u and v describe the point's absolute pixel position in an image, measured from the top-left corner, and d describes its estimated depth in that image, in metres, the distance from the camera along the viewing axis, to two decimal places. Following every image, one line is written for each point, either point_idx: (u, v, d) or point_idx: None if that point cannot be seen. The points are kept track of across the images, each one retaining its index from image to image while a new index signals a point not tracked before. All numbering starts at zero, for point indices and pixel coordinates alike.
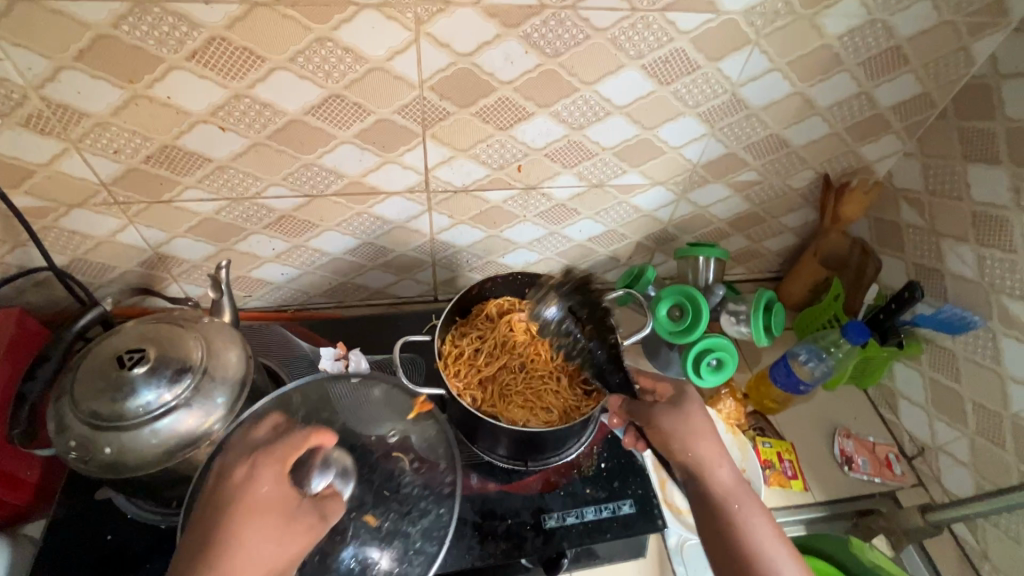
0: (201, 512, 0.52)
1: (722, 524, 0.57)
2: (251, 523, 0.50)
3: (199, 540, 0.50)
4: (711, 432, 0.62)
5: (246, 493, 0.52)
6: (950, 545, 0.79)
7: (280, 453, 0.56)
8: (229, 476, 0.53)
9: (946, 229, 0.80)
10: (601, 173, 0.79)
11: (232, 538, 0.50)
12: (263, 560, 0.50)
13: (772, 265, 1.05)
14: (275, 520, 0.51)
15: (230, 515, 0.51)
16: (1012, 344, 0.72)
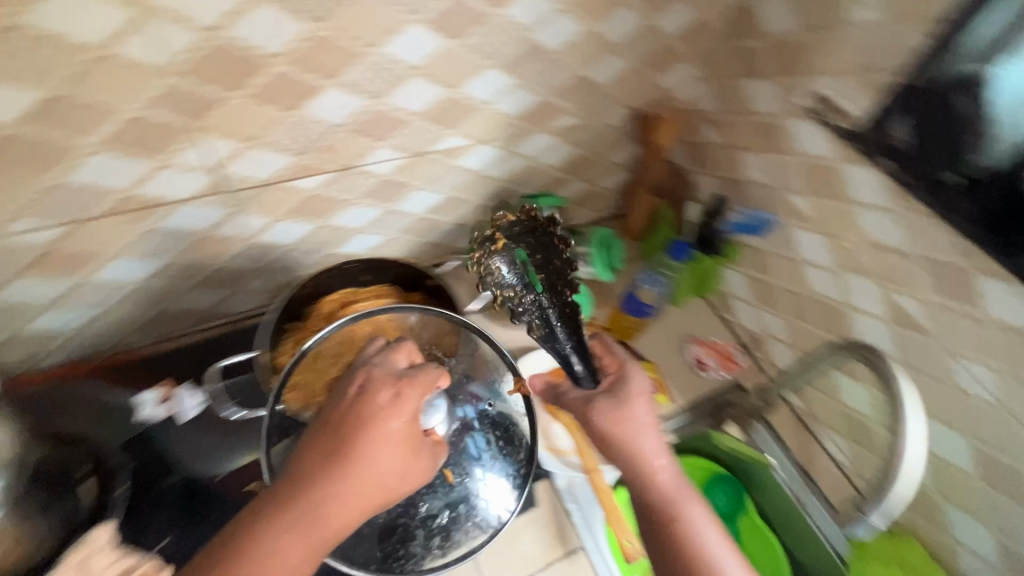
0: (313, 455, 0.56)
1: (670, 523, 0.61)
2: (386, 453, 0.55)
3: (290, 497, 0.53)
4: (653, 437, 0.64)
5: (368, 432, 0.55)
6: (788, 415, 0.91)
7: (407, 383, 0.58)
8: (366, 412, 0.56)
9: (740, 142, 0.88)
10: (419, 141, 0.76)
11: (318, 483, 0.54)
12: (371, 492, 0.54)
13: (614, 202, 1.11)
14: (405, 445, 0.57)
15: (370, 439, 0.55)
16: (801, 234, 0.82)
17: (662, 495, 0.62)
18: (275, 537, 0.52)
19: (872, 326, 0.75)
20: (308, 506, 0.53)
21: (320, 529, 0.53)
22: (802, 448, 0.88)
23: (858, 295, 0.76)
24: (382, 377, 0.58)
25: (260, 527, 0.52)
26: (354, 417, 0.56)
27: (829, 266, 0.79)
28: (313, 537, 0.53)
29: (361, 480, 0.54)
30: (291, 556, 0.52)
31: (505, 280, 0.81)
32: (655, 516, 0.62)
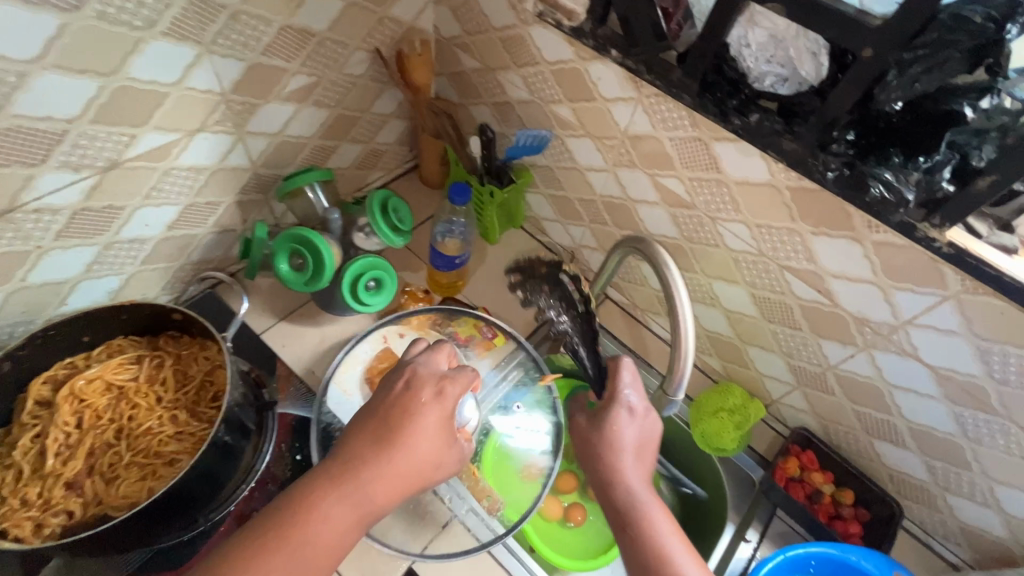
0: (361, 443, 0.56)
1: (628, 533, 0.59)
2: (430, 436, 0.57)
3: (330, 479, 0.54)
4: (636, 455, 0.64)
5: (417, 417, 0.57)
6: (617, 314, 0.96)
7: (445, 378, 0.60)
8: (408, 396, 0.58)
9: (494, 62, 0.84)
10: (101, 151, 0.60)
11: (375, 460, 0.54)
12: (423, 468, 0.56)
13: (401, 155, 1.03)
14: (444, 428, 0.58)
15: (401, 429, 0.56)
16: (574, 142, 0.82)
17: (629, 509, 0.60)
18: (319, 508, 0.52)
19: (653, 213, 0.79)
20: (352, 486, 0.53)
21: (364, 510, 0.53)
22: (635, 338, 0.94)
23: (634, 187, 0.79)
24: (427, 375, 0.60)
25: (315, 494, 0.53)
26: (396, 405, 0.58)
27: (605, 167, 0.80)
28: (346, 522, 0.53)
29: (422, 454, 0.56)
30: (337, 524, 0.52)
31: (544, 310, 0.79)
32: (620, 530, 0.59)
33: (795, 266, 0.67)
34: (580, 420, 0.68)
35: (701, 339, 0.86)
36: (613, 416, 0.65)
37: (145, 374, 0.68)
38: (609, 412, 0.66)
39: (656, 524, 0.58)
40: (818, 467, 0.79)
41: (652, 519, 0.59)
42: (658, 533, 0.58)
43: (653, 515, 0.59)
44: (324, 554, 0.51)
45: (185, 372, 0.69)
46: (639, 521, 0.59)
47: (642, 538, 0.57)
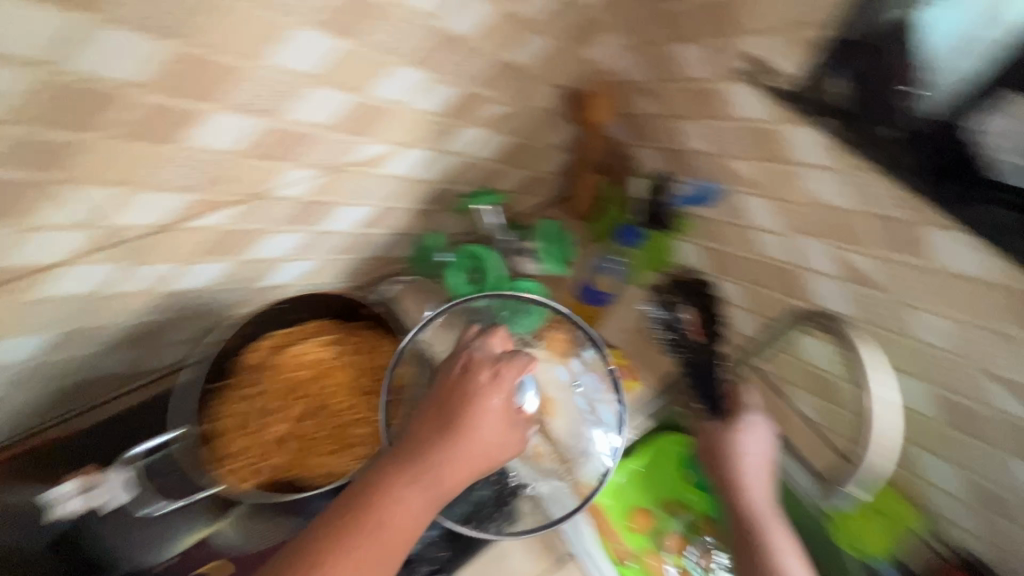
0: (426, 430, 0.60)
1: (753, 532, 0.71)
2: (489, 423, 0.60)
3: (397, 467, 0.57)
4: (764, 468, 0.76)
5: (477, 412, 0.60)
6: (755, 379, 0.92)
7: (512, 367, 0.64)
8: (469, 388, 0.62)
9: (676, 110, 0.85)
10: (334, 155, 0.68)
11: (440, 448, 0.58)
12: (485, 454, 0.60)
13: (557, 184, 1.07)
14: (505, 417, 0.62)
15: (461, 416, 0.60)
16: (749, 200, 0.80)
17: (751, 519, 0.72)
18: (393, 499, 0.55)
19: (830, 285, 0.75)
20: (422, 475, 0.57)
21: (438, 493, 0.57)
22: (772, 408, 0.89)
23: (812, 255, 0.75)
24: (503, 365, 0.64)
25: (386, 483, 0.56)
26: (456, 396, 0.62)
27: (780, 230, 0.78)
28: (423, 502, 0.56)
29: (482, 447, 0.60)
30: (411, 508, 0.56)
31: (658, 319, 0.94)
32: (748, 547, 0.71)
33: (1004, 375, 0.60)
34: (718, 429, 0.79)
35: None
36: (752, 433, 0.78)
37: (340, 358, 0.77)
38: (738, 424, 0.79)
39: (780, 539, 0.70)
40: None
41: (774, 530, 0.71)
42: (782, 550, 0.69)
43: (774, 529, 0.71)
44: (404, 534, 0.55)
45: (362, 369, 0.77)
46: (762, 528, 0.71)
47: (761, 546, 0.69)
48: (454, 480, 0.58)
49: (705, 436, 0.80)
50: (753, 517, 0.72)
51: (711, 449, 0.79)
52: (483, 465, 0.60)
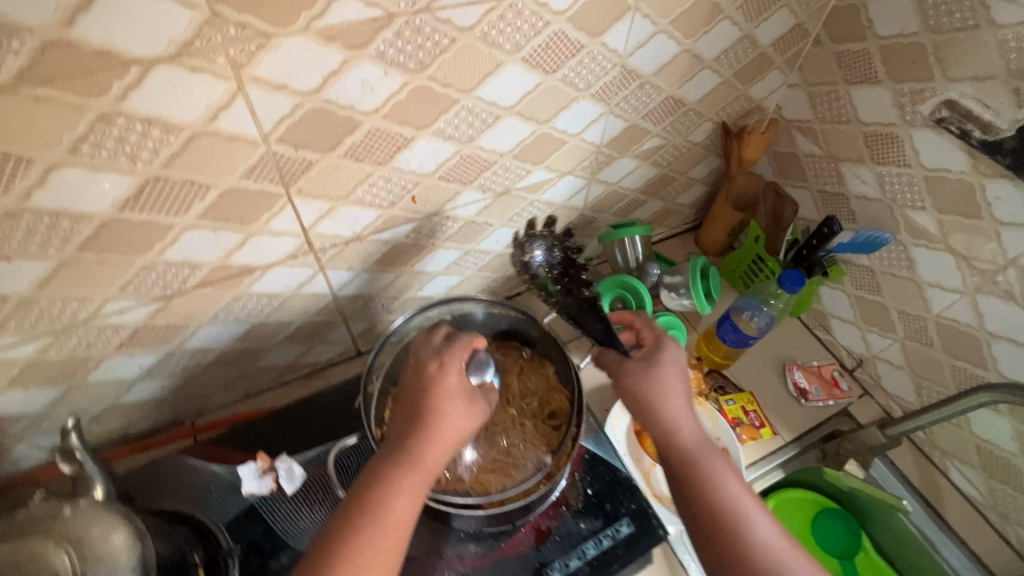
0: (396, 427, 0.52)
1: None
2: (464, 403, 0.53)
3: (383, 463, 0.49)
4: (754, 513, 0.54)
5: (443, 392, 0.52)
6: (906, 445, 0.84)
7: (456, 350, 0.55)
8: (431, 373, 0.53)
9: (842, 153, 0.81)
10: (505, 180, 0.71)
11: (418, 430, 0.51)
12: (460, 427, 0.52)
13: (688, 217, 1.05)
14: (462, 395, 0.53)
15: (431, 400, 0.52)
16: (923, 253, 0.75)
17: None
18: (385, 488, 0.48)
19: (1015, 352, 0.69)
20: (407, 462, 0.49)
21: (422, 478, 0.49)
22: (926, 480, 0.81)
23: (998, 319, 0.69)
24: (437, 360, 0.54)
25: (376, 478, 0.48)
26: (417, 391, 0.53)
27: (960, 288, 0.72)
28: (421, 488, 0.49)
29: (461, 417, 0.52)
30: (406, 503, 0.47)
31: (538, 265, 0.81)
32: (711, 531, 0.53)
33: None
34: (624, 365, 0.64)
35: None
36: (663, 375, 0.62)
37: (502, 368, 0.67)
38: (654, 354, 0.64)
39: (756, 526, 0.53)
40: None
41: None
42: (758, 534, 0.52)
43: (753, 515, 0.53)
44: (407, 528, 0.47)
45: (525, 385, 0.65)
46: (705, 477, 0.56)
47: (721, 510, 0.54)
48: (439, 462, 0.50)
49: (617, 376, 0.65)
50: (683, 464, 0.57)
51: (629, 392, 0.63)
52: (461, 440, 0.52)
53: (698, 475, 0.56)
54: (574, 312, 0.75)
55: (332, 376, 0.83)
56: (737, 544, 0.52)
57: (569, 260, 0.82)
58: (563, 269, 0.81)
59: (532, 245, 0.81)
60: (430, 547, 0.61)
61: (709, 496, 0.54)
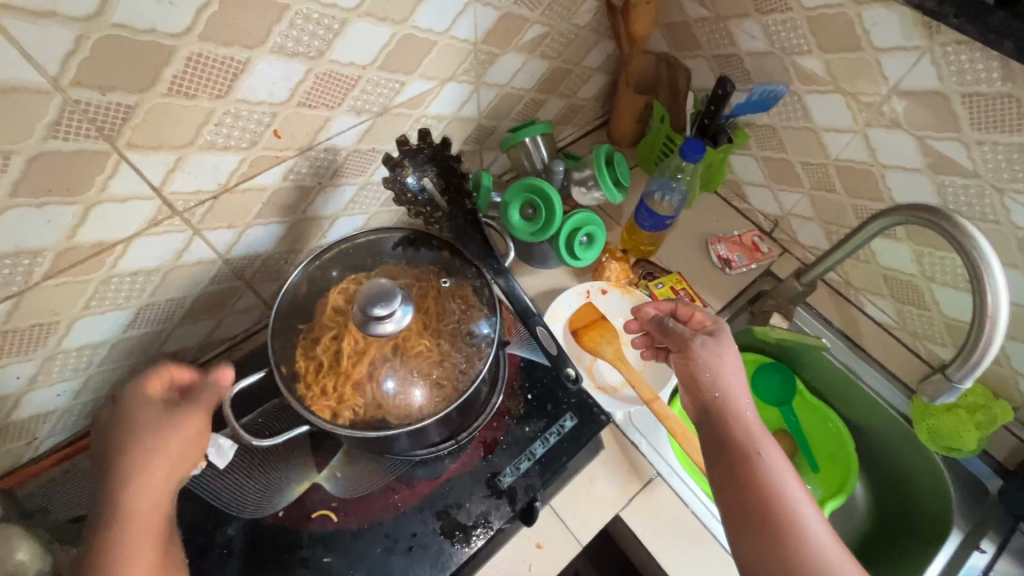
0: (114, 434, 0.47)
1: (781, 538, 0.48)
2: (173, 442, 0.47)
3: (121, 467, 0.46)
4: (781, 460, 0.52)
5: (170, 419, 0.48)
6: (825, 291, 0.88)
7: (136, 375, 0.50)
8: (123, 409, 0.48)
9: (728, 10, 0.78)
10: (378, 97, 0.65)
11: (149, 459, 0.46)
12: (176, 465, 0.47)
13: (595, 111, 1.01)
14: (150, 417, 0.48)
15: (116, 426, 0.47)
16: (816, 99, 0.75)
17: (774, 513, 0.49)
18: (134, 483, 0.45)
19: (907, 179, 0.71)
20: (122, 519, 0.44)
21: (144, 527, 0.45)
22: (845, 319, 0.86)
23: (889, 150, 0.71)
24: (125, 403, 0.48)
25: (133, 480, 0.45)
26: (117, 430, 0.47)
27: (852, 127, 0.73)
28: (147, 535, 0.45)
29: (170, 455, 0.47)
30: (152, 501, 0.46)
31: (415, 192, 0.66)
32: (756, 521, 0.49)
33: None
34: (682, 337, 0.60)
35: (936, 326, 0.77)
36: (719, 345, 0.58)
37: (421, 281, 0.61)
38: (720, 338, 0.58)
39: (784, 477, 0.51)
40: None
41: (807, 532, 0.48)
42: (809, 526, 0.48)
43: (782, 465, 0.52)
44: None
45: (442, 308, 0.60)
46: (736, 430, 0.54)
47: (773, 500, 0.49)
48: (176, 458, 0.47)
49: (681, 351, 0.59)
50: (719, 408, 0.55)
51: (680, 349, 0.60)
52: (182, 449, 0.48)
53: (746, 460, 0.52)
54: (460, 226, 0.67)
55: (254, 345, 0.78)
56: (760, 489, 0.50)
57: (445, 180, 0.67)
58: (445, 186, 0.67)
59: (409, 165, 0.66)
60: (381, 484, 0.61)
61: (757, 480, 0.51)
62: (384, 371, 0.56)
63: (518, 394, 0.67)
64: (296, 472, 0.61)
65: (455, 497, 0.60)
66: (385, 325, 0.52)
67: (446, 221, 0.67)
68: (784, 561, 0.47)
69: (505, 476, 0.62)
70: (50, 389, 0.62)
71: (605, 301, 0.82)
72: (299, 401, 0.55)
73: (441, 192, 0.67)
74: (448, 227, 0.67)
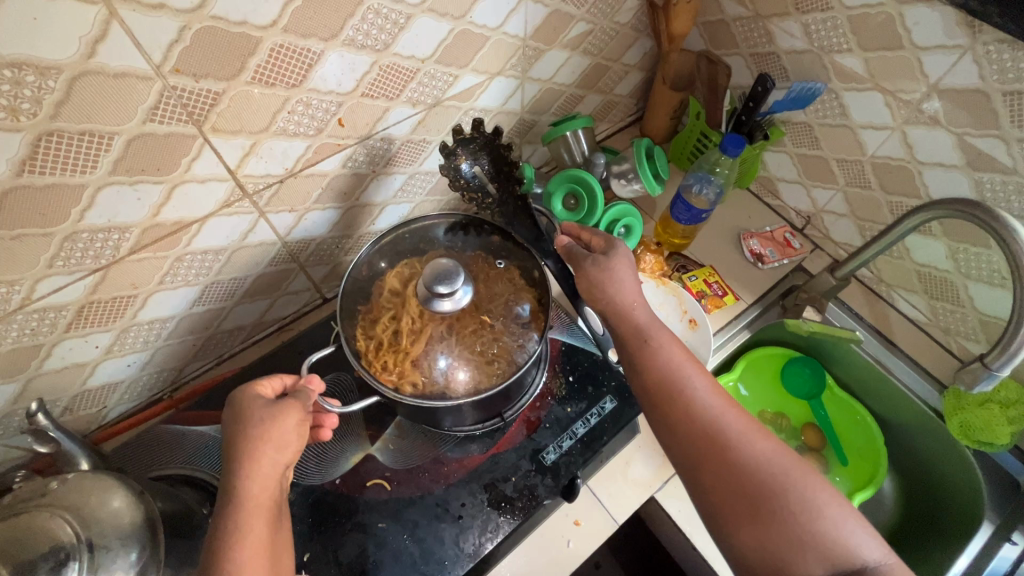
0: (226, 430, 0.50)
1: (669, 404, 0.54)
2: (275, 431, 0.49)
3: (233, 454, 0.48)
4: (667, 338, 0.58)
5: (274, 411, 0.50)
6: (856, 287, 0.90)
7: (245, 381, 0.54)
8: (233, 406, 0.52)
9: (768, 9, 0.79)
10: (433, 90, 0.68)
11: (254, 446, 0.48)
12: (279, 450, 0.48)
13: (630, 107, 1.03)
14: (258, 410, 0.50)
15: (226, 422, 0.51)
16: (854, 97, 0.76)
17: (665, 385, 0.55)
18: (241, 467, 0.47)
19: (944, 176, 0.73)
20: (233, 499, 0.46)
21: (258, 507, 0.46)
22: (876, 315, 0.87)
23: (927, 147, 0.72)
24: (235, 400, 0.52)
25: (242, 462, 0.47)
26: (228, 425, 0.50)
27: (890, 124, 0.75)
28: (258, 514, 0.45)
29: (273, 443, 0.48)
30: (262, 481, 0.47)
31: (468, 179, 0.70)
32: (653, 402, 0.55)
33: None
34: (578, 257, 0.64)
35: (969, 322, 0.78)
36: (609, 257, 0.63)
37: (474, 266, 0.64)
38: (609, 255, 0.63)
39: (670, 353, 0.56)
40: None
41: (694, 395, 0.54)
42: (699, 398, 0.53)
43: (666, 343, 0.57)
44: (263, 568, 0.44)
45: (492, 291, 0.63)
46: (629, 319, 0.59)
47: (665, 381, 0.55)
48: (281, 444, 0.49)
49: (576, 273, 0.64)
50: (613, 305, 0.60)
51: (574, 260, 0.64)
52: (286, 438, 0.49)
53: (640, 347, 0.57)
54: (509, 212, 0.70)
55: (303, 327, 0.82)
56: (651, 367, 0.56)
57: (496, 168, 0.70)
58: (497, 172, 0.70)
59: (462, 153, 0.69)
60: (430, 457, 0.64)
61: (651, 363, 0.56)
62: (438, 350, 0.59)
63: (560, 377, 0.70)
64: (349, 445, 0.65)
65: (500, 471, 0.63)
66: (445, 303, 0.57)
67: (495, 207, 0.70)
68: (680, 426, 0.53)
69: (547, 454, 0.64)
70: (122, 360, 0.66)
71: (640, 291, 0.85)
72: (367, 371, 0.57)
73: (492, 179, 0.70)
74: (497, 212, 0.70)
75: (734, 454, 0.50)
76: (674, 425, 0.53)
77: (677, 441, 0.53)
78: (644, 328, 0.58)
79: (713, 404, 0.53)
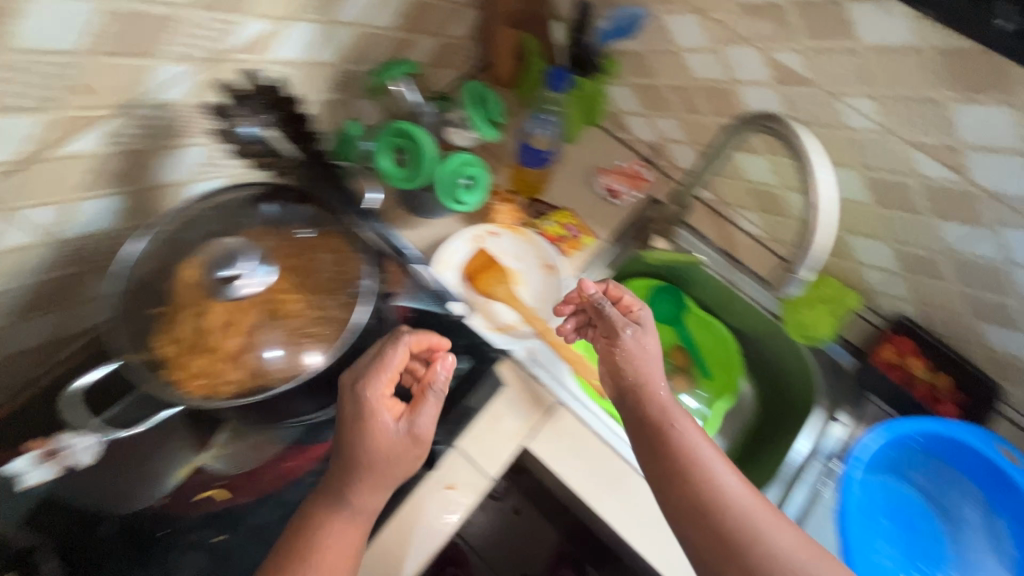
0: (359, 416, 0.53)
1: (692, 497, 0.53)
2: (398, 447, 0.53)
3: (348, 459, 0.52)
4: (690, 426, 0.58)
5: (405, 423, 0.54)
6: (704, 211, 0.93)
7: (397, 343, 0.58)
8: (367, 394, 0.54)
9: None
10: (206, 41, 0.58)
11: (376, 463, 0.53)
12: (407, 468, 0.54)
13: (472, 49, 0.97)
14: (397, 410, 0.54)
15: (366, 408, 0.53)
16: (674, 20, 0.76)
17: (687, 471, 0.55)
18: (355, 477, 0.52)
19: (761, 94, 0.75)
20: (345, 508, 0.52)
21: (360, 519, 0.52)
22: (723, 236, 0.92)
23: (743, 66, 0.74)
24: (364, 395, 0.54)
25: (353, 479, 0.52)
26: (357, 412, 0.54)
27: (709, 46, 0.75)
28: (361, 527, 0.52)
29: (394, 463, 0.53)
30: (368, 503, 0.53)
31: (252, 140, 0.58)
32: (680, 500, 0.54)
33: (927, 137, 0.63)
34: (607, 336, 0.67)
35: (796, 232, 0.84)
36: (638, 331, 0.66)
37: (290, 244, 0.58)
38: (643, 326, 0.66)
39: (690, 439, 0.57)
40: (916, 353, 0.81)
41: (718, 486, 0.54)
42: (728, 492, 0.53)
43: (686, 428, 0.58)
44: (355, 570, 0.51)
45: (314, 266, 0.58)
46: (647, 403, 0.60)
47: (697, 481, 0.54)
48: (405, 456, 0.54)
49: (601, 321, 0.68)
50: (631, 389, 0.62)
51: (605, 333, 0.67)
52: (409, 454, 0.54)
53: (659, 433, 0.58)
54: (311, 174, 0.63)
55: None
56: (671, 455, 0.56)
57: (288, 124, 0.59)
58: (291, 130, 0.60)
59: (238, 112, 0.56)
60: (272, 454, 0.59)
61: (670, 453, 0.56)
62: (255, 342, 0.53)
63: None
64: (175, 459, 0.57)
65: None
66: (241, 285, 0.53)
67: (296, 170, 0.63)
68: (702, 517, 0.52)
69: None
70: None
71: (495, 244, 0.84)
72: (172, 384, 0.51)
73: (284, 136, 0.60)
74: (299, 175, 0.63)
75: (759, 550, 0.50)
76: (696, 516, 0.53)
77: (698, 532, 0.52)
78: (662, 413, 0.59)
79: (740, 495, 0.53)
